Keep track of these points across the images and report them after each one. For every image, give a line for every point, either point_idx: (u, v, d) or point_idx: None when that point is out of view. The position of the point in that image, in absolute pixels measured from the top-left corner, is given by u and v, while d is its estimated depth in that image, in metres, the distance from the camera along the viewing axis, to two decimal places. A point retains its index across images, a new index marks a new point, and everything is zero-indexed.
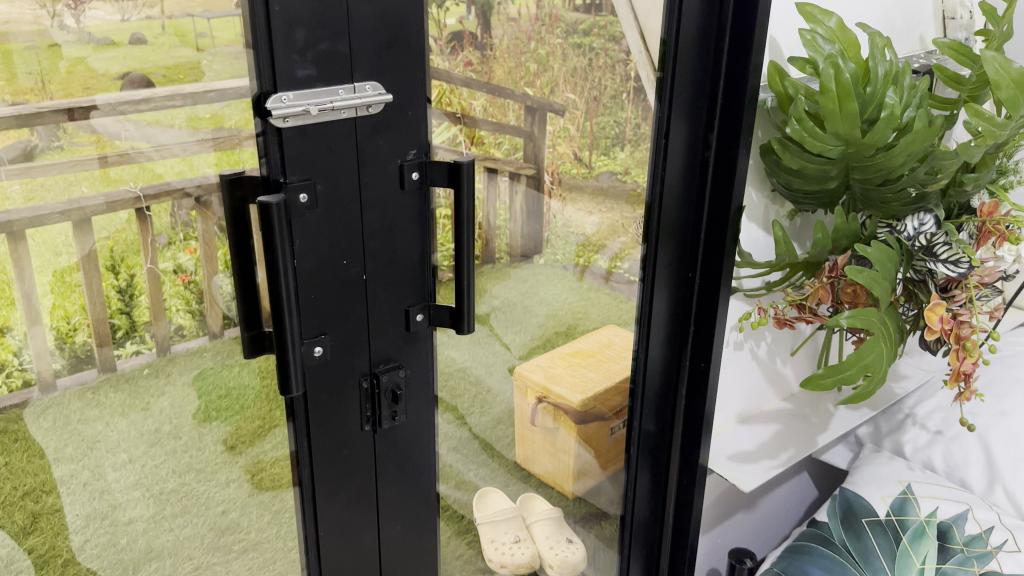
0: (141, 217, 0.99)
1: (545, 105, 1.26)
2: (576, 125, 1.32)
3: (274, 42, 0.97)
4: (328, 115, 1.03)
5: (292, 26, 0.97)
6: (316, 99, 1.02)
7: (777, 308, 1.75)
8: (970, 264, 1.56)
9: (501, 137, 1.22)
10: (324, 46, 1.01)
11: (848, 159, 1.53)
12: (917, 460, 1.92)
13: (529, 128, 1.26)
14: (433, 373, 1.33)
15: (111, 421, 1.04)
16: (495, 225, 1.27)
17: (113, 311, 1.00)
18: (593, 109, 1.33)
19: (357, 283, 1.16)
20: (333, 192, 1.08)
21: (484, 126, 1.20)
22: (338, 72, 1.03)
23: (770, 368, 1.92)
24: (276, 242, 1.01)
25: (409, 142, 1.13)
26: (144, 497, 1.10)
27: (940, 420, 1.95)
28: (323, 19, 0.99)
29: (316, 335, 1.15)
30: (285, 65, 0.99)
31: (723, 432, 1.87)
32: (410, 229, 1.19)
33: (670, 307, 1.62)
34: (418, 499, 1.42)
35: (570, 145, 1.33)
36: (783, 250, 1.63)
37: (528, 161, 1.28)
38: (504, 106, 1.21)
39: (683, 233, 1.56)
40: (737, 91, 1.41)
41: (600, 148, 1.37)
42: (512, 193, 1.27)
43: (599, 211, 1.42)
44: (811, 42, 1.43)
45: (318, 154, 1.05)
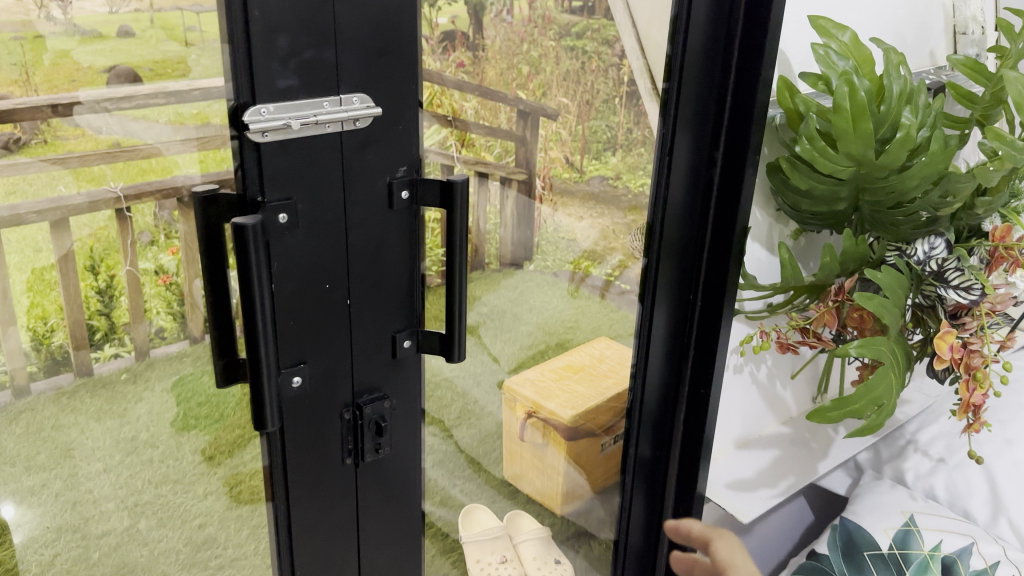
0: (121, 218, 0.95)
1: (538, 109, 1.23)
2: (567, 129, 1.28)
3: (256, 50, 0.93)
4: (310, 129, 0.99)
5: (274, 34, 0.93)
6: (299, 112, 0.98)
7: (780, 332, 1.69)
8: (982, 291, 1.52)
9: (493, 140, 1.19)
10: (310, 55, 0.97)
11: (859, 180, 1.50)
12: (918, 488, 1.86)
13: (521, 132, 1.22)
14: (419, 395, 1.28)
15: (85, 429, 0.99)
16: (486, 230, 1.23)
17: (91, 313, 0.97)
18: (586, 113, 1.29)
19: (341, 307, 1.12)
20: (315, 212, 1.04)
21: (476, 130, 1.17)
22: (324, 82, 0.99)
23: (770, 391, 1.87)
24: (252, 264, 0.96)
25: (399, 159, 1.10)
26: (119, 509, 1.05)
27: (942, 447, 1.89)
28: (307, 28, 0.95)
29: (296, 364, 1.10)
30: (266, 74, 0.94)
31: (721, 458, 1.82)
32: (399, 250, 1.15)
33: (670, 325, 1.59)
34: (404, 519, 1.35)
35: (562, 149, 1.29)
36: (789, 272, 1.58)
37: (520, 166, 1.24)
38: (496, 111, 1.18)
39: (685, 252, 1.54)
40: (746, 107, 1.39)
41: (592, 151, 1.33)
42: (502, 198, 1.24)
43: (589, 216, 1.38)
44: (824, 57, 1.39)
45: (299, 170, 1.01)
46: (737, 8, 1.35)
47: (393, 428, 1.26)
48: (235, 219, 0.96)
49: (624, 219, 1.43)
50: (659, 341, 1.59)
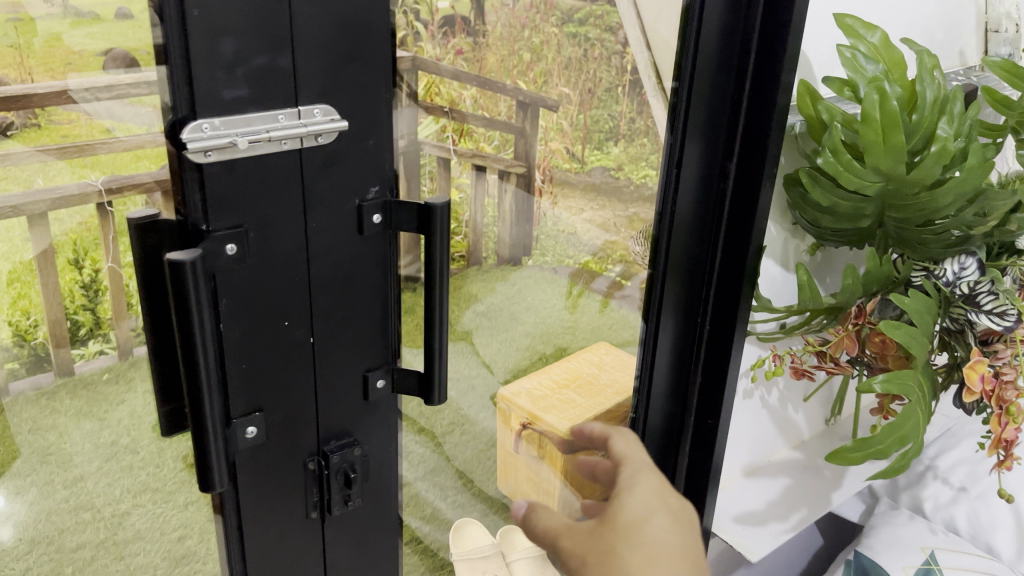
0: (103, 213, 0.88)
1: (538, 101, 1.17)
2: (569, 120, 1.22)
3: (199, 57, 0.83)
4: (265, 146, 0.90)
5: (218, 37, 0.84)
6: (248, 127, 0.89)
7: (796, 358, 1.62)
8: (1018, 316, 1.41)
9: (492, 132, 1.14)
10: (260, 62, 0.88)
11: (886, 197, 1.45)
12: (938, 519, 1.77)
13: (520, 124, 1.17)
14: (396, 424, 1.21)
15: (63, 432, 0.93)
16: (483, 225, 1.19)
17: (75, 308, 0.90)
18: (587, 103, 1.23)
19: (304, 345, 1.05)
20: (267, 239, 0.96)
21: (474, 121, 1.12)
22: (278, 93, 0.91)
23: (781, 416, 1.79)
24: (191, 306, 0.85)
25: (372, 177, 1.03)
26: (90, 521, 0.98)
27: (963, 475, 1.78)
28: (254, 33, 0.86)
29: (250, 411, 1.02)
30: (209, 83, 0.85)
31: (729, 488, 1.74)
32: (372, 276, 1.09)
33: (676, 339, 1.55)
34: (383, 534, 1.27)
35: (562, 141, 1.23)
36: (808, 295, 1.52)
37: (519, 159, 1.19)
38: (493, 102, 1.12)
39: (693, 270, 1.50)
40: (762, 121, 1.36)
41: (593, 142, 1.27)
42: (500, 190, 1.19)
43: (590, 209, 1.31)
44: (850, 60, 1.35)
45: (247, 193, 0.92)
46: (754, 12, 1.31)
47: (377, 441, 1.19)
48: (170, 254, 0.85)
49: (627, 219, 1.37)
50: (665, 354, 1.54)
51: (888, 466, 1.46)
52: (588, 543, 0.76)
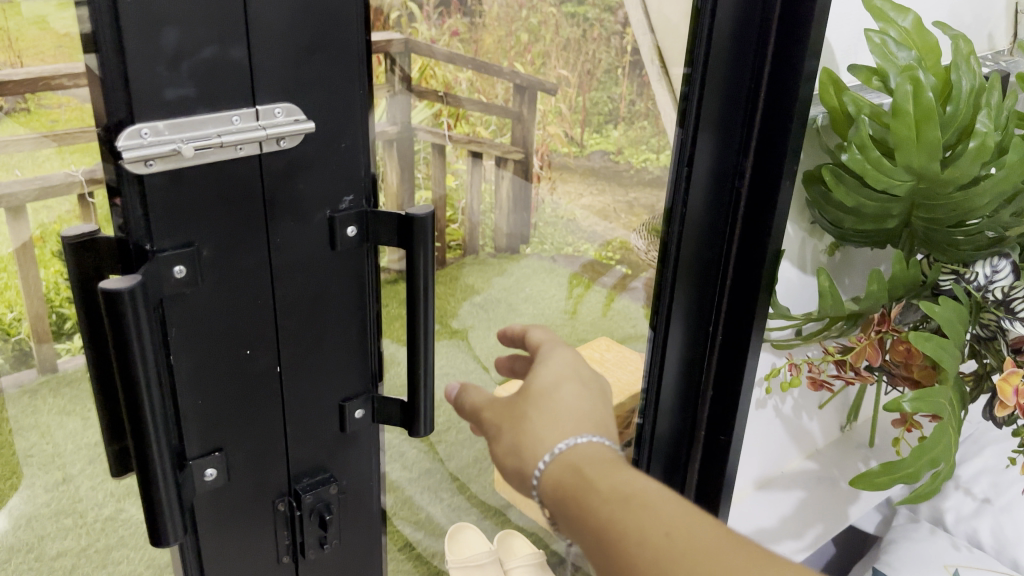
0: (84, 206, 0.82)
1: (535, 84, 1.13)
2: (567, 103, 1.18)
3: (135, 54, 0.74)
4: (218, 153, 0.82)
5: (159, 30, 0.75)
6: (195, 131, 0.80)
7: (814, 369, 1.57)
8: None
9: (488, 117, 1.10)
10: (208, 56, 0.79)
11: (915, 196, 1.41)
12: (960, 532, 1.68)
13: (518, 108, 1.13)
14: (377, 442, 1.14)
15: (47, 432, 0.89)
16: (479, 212, 1.14)
17: (59, 301, 0.85)
18: (586, 85, 1.19)
19: (270, 374, 0.97)
20: (224, 260, 0.88)
21: (469, 106, 1.07)
22: (229, 92, 0.82)
23: (796, 425, 1.72)
24: (132, 340, 0.76)
25: (343, 187, 0.95)
26: (74, 527, 0.94)
27: (987, 485, 1.71)
28: (199, 26, 0.77)
29: (211, 450, 0.95)
30: (149, 82, 0.76)
31: (741, 501, 1.66)
32: (347, 293, 1.01)
33: (687, 344, 1.49)
34: (361, 555, 1.19)
35: (561, 124, 1.19)
36: (829, 303, 1.48)
37: (516, 144, 1.15)
38: (489, 86, 1.08)
39: (704, 277, 1.45)
40: (781, 123, 1.31)
41: (591, 125, 1.23)
42: (498, 176, 1.15)
43: (589, 193, 1.27)
44: (879, 46, 1.32)
45: (197, 208, 0.84)
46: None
47: (369, 448, 1.13)
48: (105, 281, 0.74)
49: (627, 205, 1.33)
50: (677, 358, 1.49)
51: (919, 490, 1.39)
52: (502, 411, 0.77)
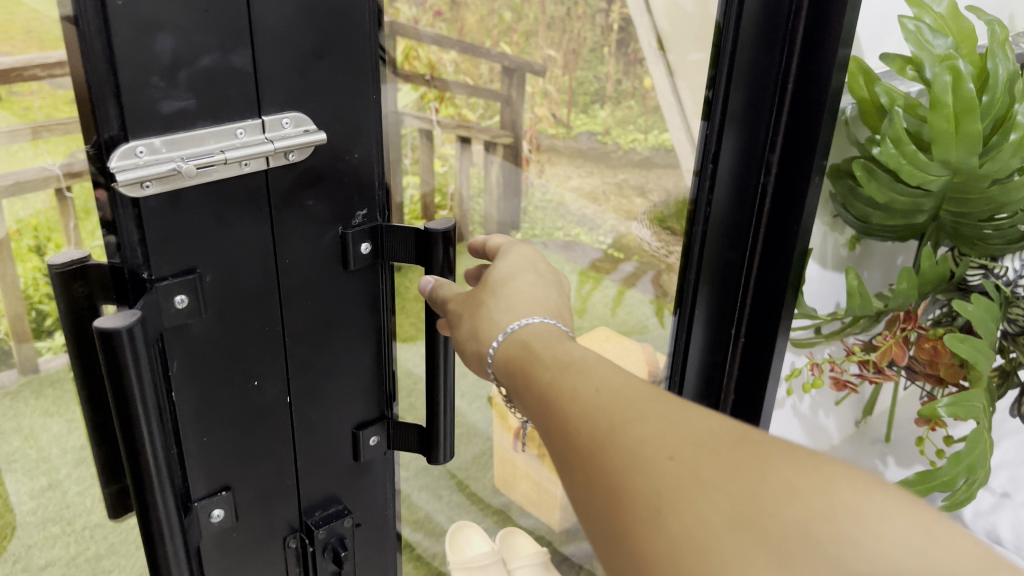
0: (62, 200, 0.74)
1: (523, 65, 1.06)
2: (554, 84, 1.11)
3: (130, 64, 0.68)
4: (223, 172, 0.76)
5: (153, 37, 0.69)
6: (197, 147, 0.74)
7: (837, 368, 1.54)
8: None
9: (476, 100, 1.02)
10: (207, 63, 0.73)
11: (948, 190, 1.36)
12: (978, 527, 1.61)
13: (506, 91, 1.06)
14: (389, 465, 1.08)
15: (31, 436, 0.81)
16: (468, 198, 1.07)
17: (38, 297, 0.78)
18: (572, 64, 1.11)
19: (279, 405, 0.91)
20: (228, 286, 0.82)
21: (456, 90, 0.99)
22: (231, 102, 0.76)
23: (812, 422, 1.66)
24: (132, 383, 0.69)
25: (354, 204, 0.90)
26: (64, 534, 0.88)
27: (1005, 480, 1.66)
28: (196, 31, 0.71)
29: (218, 489, 0.89)
30: (143, 95, 0.70)
31: None
32: (361, 314, 0.96)
33: (708, 342, 1.47)
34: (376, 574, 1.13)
35: (548, 106, 1.11)
36: (858, 303, 1.42)
37: (505, 129, 1.08)
38: (475, 71, 1.00)
39: (727, 276, 1.42)
40: (811, 132, 1.29)
41: (578, 104, 1.14)
42: (486, 162, 1.08)
43: (578, 175, 1.18)
44: (915, 34, 1.27)
45: (198, 234, 0.77)
46: None
47: (383, 471, 1.07)
48: (99, 320, 0.68)
49: (616, 186, 1.24)
50: (698, 355, 1.47)
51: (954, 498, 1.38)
52: (467, 300, 0.83)
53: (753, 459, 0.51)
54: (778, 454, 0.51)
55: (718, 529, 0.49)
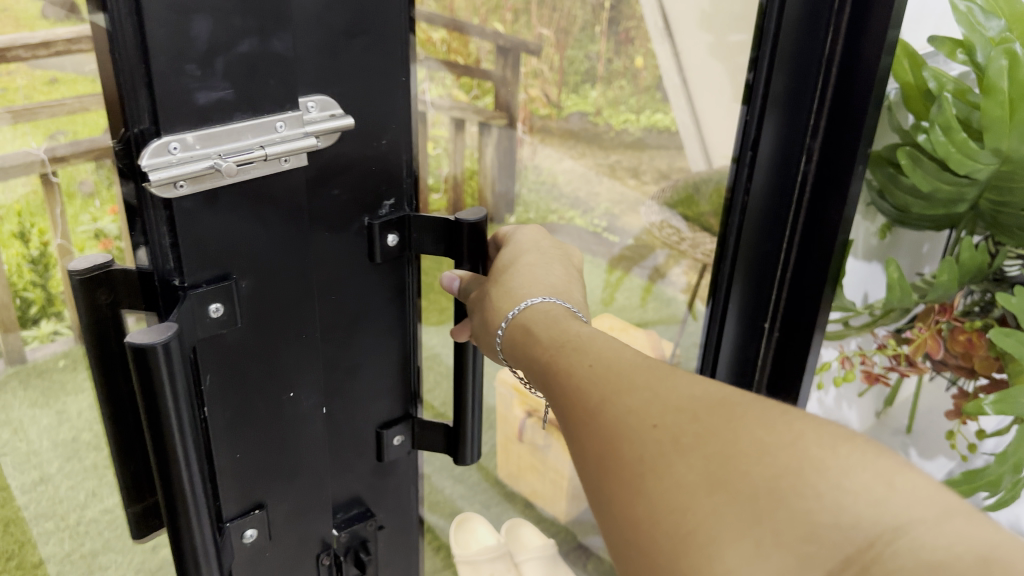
0: (48, 184, 0.69)
1: (517, 44, 0.97)
2: (548, 64, 1.01)
3: (166, 48, 0.60)
4: (260, 168, 0.68)
5: (189, 19, 0.61)
6: (234, 142, 0.66)
7: (868, 361, 1.48)
8: None
9: (468, 79, 0.93)
10: (247, 48, 0.65)
11: (995, 179, 1.28)
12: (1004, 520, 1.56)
13: (501, 71, 0.97)
14: (414, 468, 1.00)
15: (20, 428, 0.74)
16: (463, 178, 0.98)
17: (23, 284, 0.71)
18: (564, 43, 1.01)
19: (312, 416, 0.83)
20: (263, 291, 0.74)
21: (447, 68, 0.90)
22: (275, 91, 0.68)
23: (837, 415, 1.59)
24: (166, 402, 0.62)
25: (382, 185, 0.81)
26: (58, 530, 0.81)
27: None
28: (236, 12, 0.63)
29: (253, 507, 0.81)
30: (176, 85, 0.62)
31: None
32: (393, 309, 0.88)
33: (739, 339, 1.39)
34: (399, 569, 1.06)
35: (542, 86, 1.02)
36: (898, 294, 1.34)
37: (499, 109, 0.99)
38: (463, 49, 0.91)
39: (763, 270, 1.35)
40: (857, 122, 1.20)
41: (568, 83, 1.04)
42: (479, 144, 0.99)
43: (571, 157, 1.09)
44: (965, 15, 1.19)
45: (236, 235, 0.70)
46: None
47: (409, 472, 0.99)
48: (131, 334, 0.60)
49: (609, 169, 1.14)
50: (728, 353, 1.39)
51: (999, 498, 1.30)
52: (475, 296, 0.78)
53: (726, 417, 0.51)
54: (758, 421, 0.51)
55: (695, 492, 0.49)
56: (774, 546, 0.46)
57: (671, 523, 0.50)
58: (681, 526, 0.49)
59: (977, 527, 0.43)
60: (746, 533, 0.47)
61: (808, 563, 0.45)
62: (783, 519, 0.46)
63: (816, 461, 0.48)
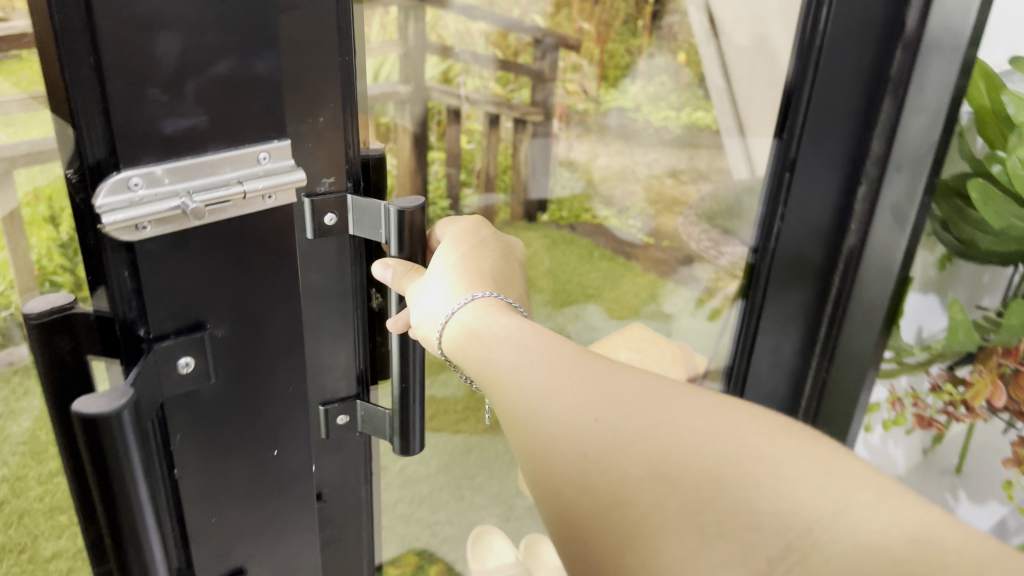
0: None
1: (559, 39, 0.89)
2: (589, 57, 0.93)
3: (126, 74, 0.48)
4: (234, 207, 0.56)
5: (155, 37, 0.49)
6: (207, 178, 0.54)
7: (920, 403, 1.31)
8: None
9: (506, 74, 0.87)
10: (226, 67, 0.53)
11: None
12: None
13: (540, 66, 0.89)
14: (358, 488, 0.82)
15: None
16: (497, 176, 0.91)
17: None
18: (605, 37, 0.93)
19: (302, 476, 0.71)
20: (243, 339, 0.62)
21: (486, 63, 0.84)
22: (263, 116, 0.56)
23: (878, 453, 1.39)
24: (127, 481, 0.50)
25: (330, 166, 0.63)
26: None
27: None
28: (215, 27, 0.51)
29: (231, 574, 0.68)
30: (137, 116, 0.50)
31: None
32: (340, 299, 0.70)
33: (775, 392, 1.26)
34: None
35: (582, 81, 0.94)
36: (961, 338, 1.20)
37: (537, 107, 0.91)
38: (500, 39, 0.83)
39: (802, 300, 1.18)
40: (913, 150, 1.05)
41: (608, 78, 0.96)
42: (514, 138, 0.91)
43: (609, 155, 1.01)
44: None
45: (213, 275, 0.58)
46: None
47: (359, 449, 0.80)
48: (81, 402, 0.47)
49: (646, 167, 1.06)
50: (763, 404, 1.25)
51: None
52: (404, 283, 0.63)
53: (650, 396, 0.45)
54: (695, 406, 0.45)
55: (637, 483, 0.43)
56: (726, 550, 0.40)
57: (614, 517, 0.42)
58: (632, 524, 0.42)
59: (914, 510, 0.39)
60: (688, 524, 0.41)
61: (750, 552, 0.40)
62: (724, 505, 0.41)
63: (759, 453, 0.42)
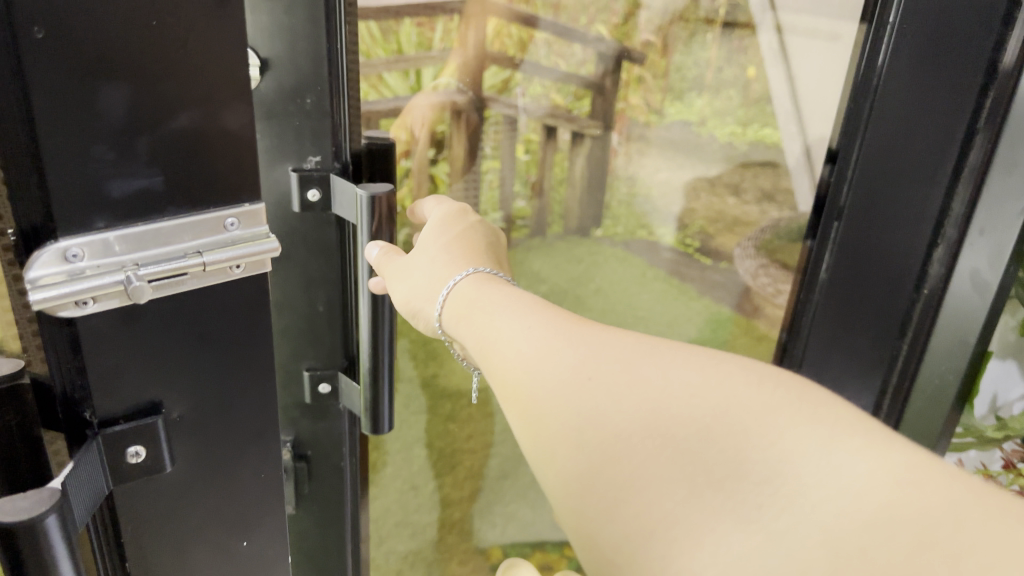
0: None
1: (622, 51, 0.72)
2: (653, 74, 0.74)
3: (68, 135, 0.33)
4: (193, 284, 0.38)
5: (100, 91, 0.33)
6: (161, 250, 0.37)
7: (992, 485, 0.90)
8: None
9: (568, 86, 0.72)
10: (187, 127, 0.36)
11: None
12: None
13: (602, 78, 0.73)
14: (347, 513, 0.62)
15: None
16: (552, 190, 0.77)
17: None
18: (671, 51, 0.73)
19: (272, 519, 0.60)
20: (207, 426, 0.42)
21: (546, 74, 0.71)
22: (183, 156, 0.36)
23: None
24: None
25: (313, 137, 0.50)
26: None
27: None
28: (193, 81, 0.36)
29: None
30: (77, 169, 0.34)
31: None
32: (322, 279, 0.55)
33: None
34: None
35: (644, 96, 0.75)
36: None
37: (597, 119, 0.75)
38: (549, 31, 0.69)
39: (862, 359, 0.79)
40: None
41: (672, 89, 0.75)
42: (570, 152, 0.76)
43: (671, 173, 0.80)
44: None
45: (166, 339, 0.39)
46: None
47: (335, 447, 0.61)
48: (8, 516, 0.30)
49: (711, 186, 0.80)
50: None
51: None
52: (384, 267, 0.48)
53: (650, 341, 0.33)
54: (658, 363, 0.32)
55: (625, 437, 0.30)
56: (715, 516, 0.27)
57: (601, 478, 0.30)
58: (616, 486, 0.30)
59: (942, 487, 0.25)
60: (672, 475, 0.29)
61: (741, 514, 0.27)
62: (720, 462, 0.28)
63: (753, 404, 0.29)
